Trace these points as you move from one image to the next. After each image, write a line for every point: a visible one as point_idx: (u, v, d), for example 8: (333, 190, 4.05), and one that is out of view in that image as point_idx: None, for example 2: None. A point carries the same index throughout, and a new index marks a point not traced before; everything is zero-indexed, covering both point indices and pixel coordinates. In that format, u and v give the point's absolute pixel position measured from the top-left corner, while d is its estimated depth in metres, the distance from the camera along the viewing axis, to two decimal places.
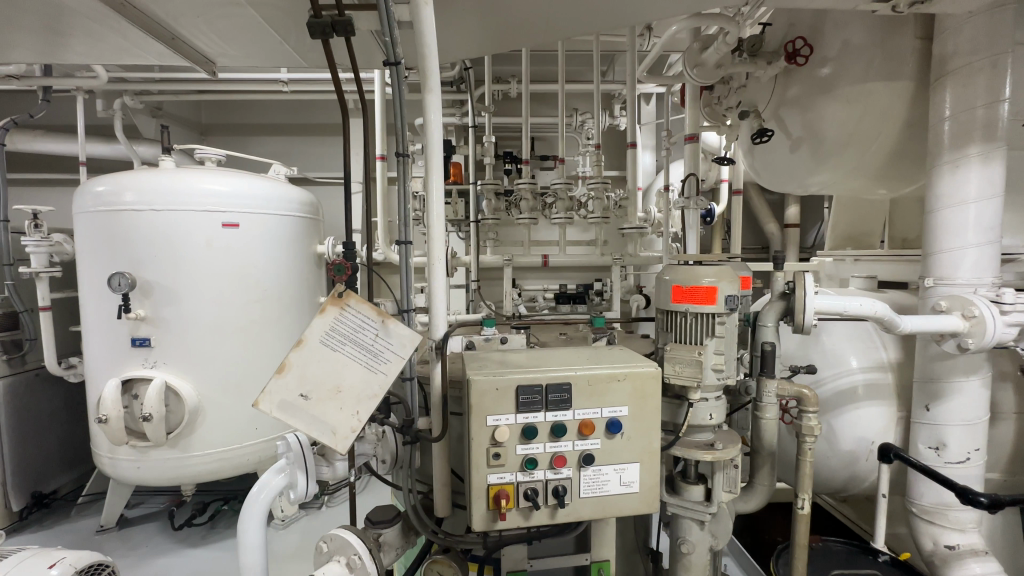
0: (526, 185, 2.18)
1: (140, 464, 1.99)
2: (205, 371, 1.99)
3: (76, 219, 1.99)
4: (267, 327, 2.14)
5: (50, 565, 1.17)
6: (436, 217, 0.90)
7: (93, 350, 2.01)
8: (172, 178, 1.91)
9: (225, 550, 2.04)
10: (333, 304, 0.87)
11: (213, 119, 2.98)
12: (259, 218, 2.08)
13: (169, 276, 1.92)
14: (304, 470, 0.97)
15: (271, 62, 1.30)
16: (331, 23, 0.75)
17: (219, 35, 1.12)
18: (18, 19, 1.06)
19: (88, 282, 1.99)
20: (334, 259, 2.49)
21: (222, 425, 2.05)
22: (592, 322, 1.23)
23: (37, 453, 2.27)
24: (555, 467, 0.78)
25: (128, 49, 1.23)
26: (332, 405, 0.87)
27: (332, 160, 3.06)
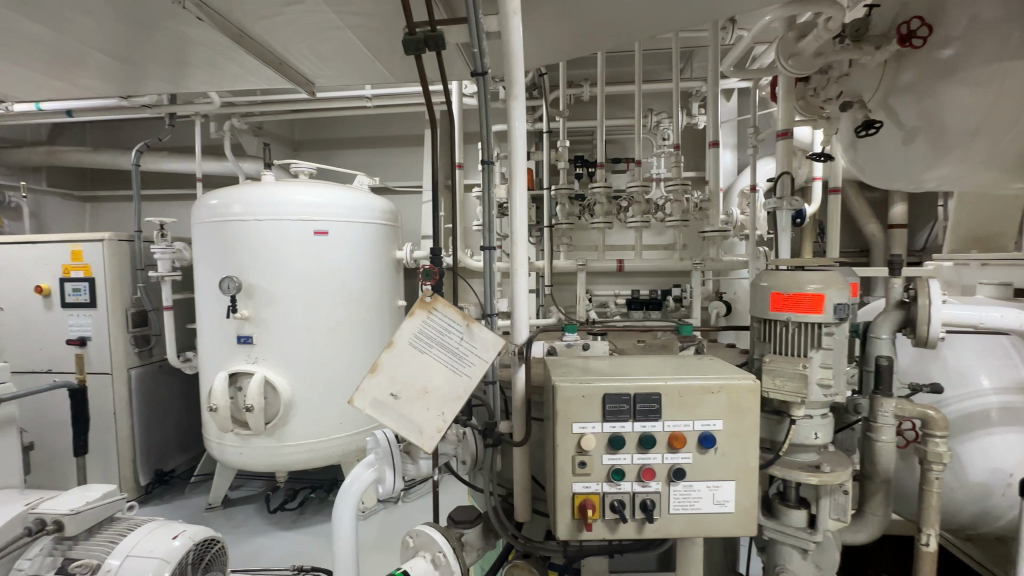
0: (600, 190, 2.14)
1: (242, 450, 2.19)
2: (298, 367, 2.16)
3: (194, 228, 2.24)
4: (352, 328, 2.28)
5: (174, 536, 1.32)
6: (519, 223, 0.91)
7: (206, 345, 2.25)
8: (272, 191, 2.10)
9: (314, 535, 2.19)
10: (421, 308, 0.90)
11: (306, 135, 3.24)
12: (346, 225, 2.23)
13: (269, 280, 2.11)
14: (392, 466, 1.01)
15: (362, 80, 1.39)
16: (424, 39, 0.79)
17: (320, 58, 1.22)
18: (152, 53, 1.21)
19: (203, 285, 2.23)
20: (411, 263, 2.59)
21: (312, 418, 2.20)
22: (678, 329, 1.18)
23: (160, 436, 2.57)
24: (643, 480, 0.75)
25: (243, 76, 1.36)
26: (420, 406, 0.90)
27: (411, 170, 3.20)
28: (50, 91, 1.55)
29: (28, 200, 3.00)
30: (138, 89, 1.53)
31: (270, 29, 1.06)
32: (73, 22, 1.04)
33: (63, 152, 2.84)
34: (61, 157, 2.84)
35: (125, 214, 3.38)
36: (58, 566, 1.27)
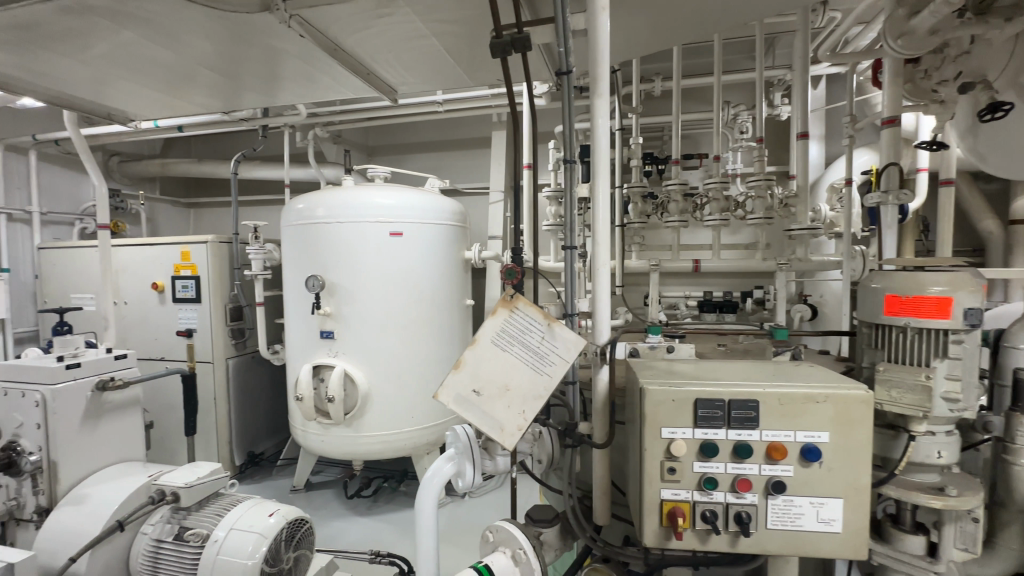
0: (675, 187, 2.07)
1: (324, 437, 2.34)
2: (374, 361, 2.27)
3: (283, 231, 2.42)
4: (423, 326, 2.36)
5: (269, 514, 1.44)
6: (601, 222, 0.90)
7: (292, 338, 2.43)
8: (352, 194, 2.23)
9: (387, 523, 2.30)
10: (503, 306, 0.92)
11: (380, 141, 3.41)
12: (419, 226, 2.31)
13: (349, 278, 2.24)
14: (471, 461, 1.04)
15: (442, 85, 1.44)
16: (511, 41, 0.80)
17: (404, 66, 1.27)
18: (255, 70, 1.32)
19: (290, 283, 2.40)
20: (479, 263, 2.64)
21: (386, 411, 2.31)
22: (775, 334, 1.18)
23: (252, 421, 2.81)
24: (737, 491, 0.72)
25: (334, 88, 1.46)
26: (501, 403, 0.92)
27: (479, 172, 3.26)
28: (169, 109, 1.73)
29: (146, 208, 3.38)
30: (242, 103, 1.68)
31: (361, 42, 1.12)
32: (193, 45, 1.16)
33: (174, 163, 3.18)
34: (172, 168, 3.18)
35: (223, 219, 3.73)
36: (175, 533, 1.42)
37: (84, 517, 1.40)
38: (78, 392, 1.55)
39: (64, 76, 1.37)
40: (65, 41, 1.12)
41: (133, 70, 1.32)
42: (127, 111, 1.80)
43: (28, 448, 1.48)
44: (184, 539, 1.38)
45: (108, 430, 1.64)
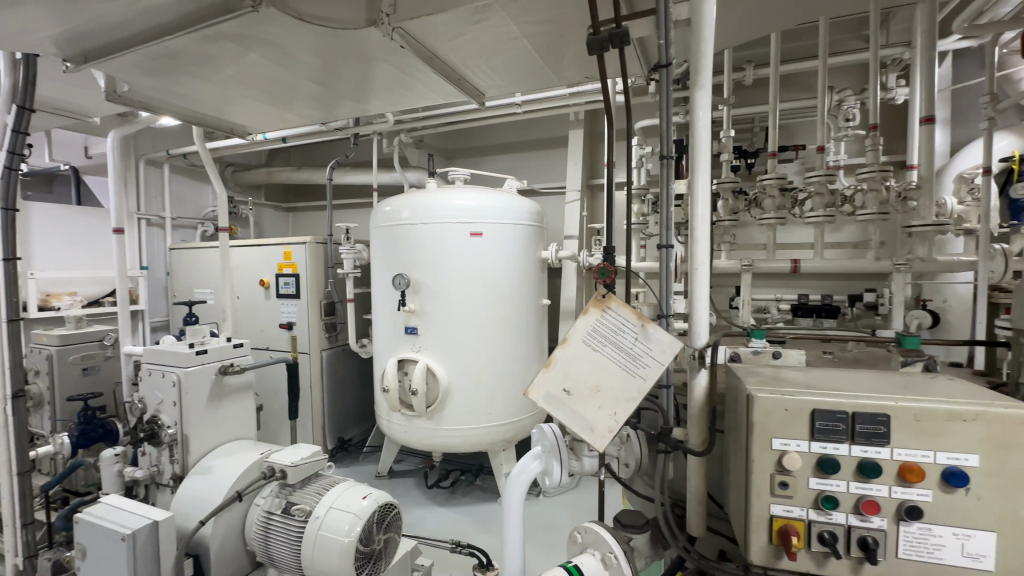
0: (772, 181, 1.93)
1: (407, 428, 2.46)
2: (454, 357, 2.35)
3: (372, 232, 2.58)
4: (501, 324, 2.40)
5: (364, 496, 1.54)
6: (700, 219, 0.87)
7: (379, 333, 2.58)
8: (436, 196, 2.32)
9: (466, 515, 2.38)
10: (595, 306, 0.91)
11: (459, 144, 3.52)
12: (499, 227, 2.36)
13: (432, 277, 2.33)
14: (559, 459, 1.04)
15: (529, 86, 1.45)
16: (608, 36, 0.79)
17: (494, 70, 1.30)
18: (358, 81, 1.42)
19: (377, 281, 2.55)
20: (556, 263, 2.63)
21: (464, 406, 2.38)
22: (904, 342, 1.09)
23: (342, 409, 3.02)
24: (862, 513, 0.65)
25: (425, 95, 1.52)
26: (593, 403, 0.91)
27: (556, 171, 3.26)
28: (279, 121, 1.91)
29: (254, 212, 3.76)
30: (342, 114, 1.82)
31: (455, 48, 1.17)
32: (305, 61, 1.27)
33: (277, 172, 3.50)
34: (276, 176, 3.50)
35: (317, 221, 4.04)
36: (283, 507, 1.55)
37: (209, 486, 1.58)
38: (205, 375, 1.76)
39: (198, 97, 1.56)
40: (201, 65, 1.27)
41: (254, 88, 1.47)
42: (244, 126, 2.01)
43: (166, 422, 1.71)
44: (291, 514, 1.52)
45: (229, 410, 1.84)
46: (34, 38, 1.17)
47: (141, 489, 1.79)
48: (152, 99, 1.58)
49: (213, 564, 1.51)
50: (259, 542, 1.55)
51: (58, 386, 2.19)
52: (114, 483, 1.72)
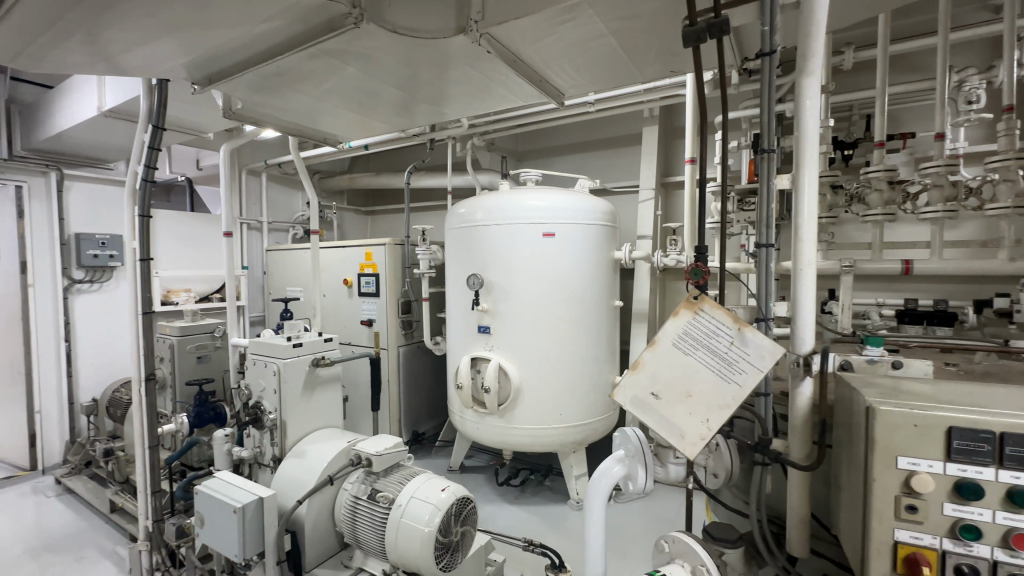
0: (878, 173, 1.75)
1: (480, 425, 2.51)
2: (526, 357, 2.37)
3: (446, 233, 2.66)
4: (573, 325, 2.39)
5: (442, 488, 1.59)
6: (807, 216, 0.81)
7: (453, 331, 2.65)
8: (510, 198, 2.35)
9: (536, 514, 2.38)
10: (687, 308, 0.88)
11: (530, 146, 3.55)
12: (571, 227, 2.35)
13: (505, 277, 2.37)
14: (643, 464, 1.01)
15: (611, 84, 1.43)
16: (706, 27, 0.75)
17: (577, 69, 1.30)
18: (443, 88, 1.47)
19: (452, 281, 2.63)
20: (629, 263, 2.57)
21: (535, 405, 2.39)
22: None
23: (417, 403, 3.16)
24: (1010, 548, 0.59)
25: (505, 98, 1.55)
26: (683, 409, 0.87)
27: (630, 170, 3.18)
28: (366, 129, 2.02)
29: (337, 216, 4.03)
30: (424, 120, 1.89)
31: (540, 49, 1.17)
32: (395, 71, 1.34)
33: (359, 177, 3.71)
34: (358, 181, 3.71)
35: (393, 224, 4.25)
36: (369, 493, 1.65)
37: (304, 469, 1.71)
38: (301, 366, 1.91)
39: (298, 110, 1.70)
40: (304, 80, 1.37)
41: (347, 99, 1.57)
42: (335, 135, 2.16)
43: (268, 408, 1.88)
44: (376, 500, 1.61)
45: (320, 399, 1.99)
46: (170, 66, 1.32)
47: (246, 467, 1.97)
48: (260, 114, 1.74)
49: (307, 541, 1.63)
50: (347, 524, 1.66)
51: (178, 372, 2.48)
52: (224, 461, 1.92)
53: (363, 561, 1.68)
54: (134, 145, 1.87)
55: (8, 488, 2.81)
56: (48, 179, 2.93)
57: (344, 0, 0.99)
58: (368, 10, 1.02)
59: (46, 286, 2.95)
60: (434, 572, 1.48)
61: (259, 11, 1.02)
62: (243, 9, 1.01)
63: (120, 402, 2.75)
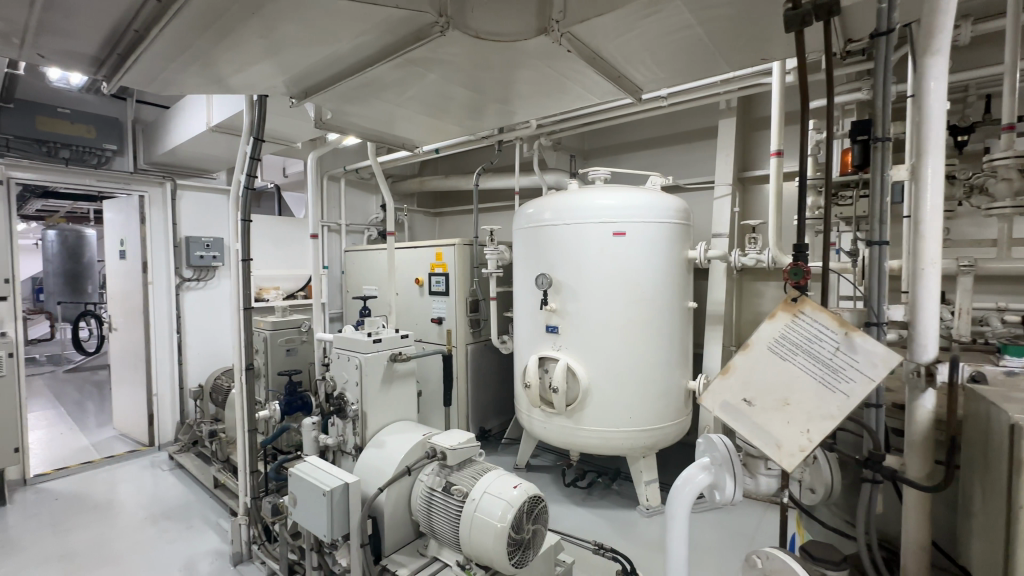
0: (1006, 160, 1.54)
1: (547, 424, 2.50)
2: (595, 357, 2.34)
3: (514, 233, 2.69)
4: (643, 326, 2.32)
5: (514, 485, 1.61)
6: (929, 209, 0.75)
7: (520, 330, 2.67)
8: (579, 197, 2.33)
9: (604, 518, 2.35)
10: (784, 311, 0.83)
11: (598, 144, 3.50)
12: (642, 225, 2.28)
13: (574, 277, 2.35)
14: (732, 473, 0.96)
15: (693, 76, 1.38)
16: (812, 9, 0.71)
17: (658, 62, 1.26)
18: (519, 90, 1.48)
19: (519, 280, 2.65)
20: (704, 263, 2.45)
21: (605, 407, 2.35)
22: None
23: (484, 400, 3.22)
24: None
25: (580, 97, 1.54)
26: (780, 417, 0.82)
27: (705, 165, 3.03)
28: (441, 133, 2.09)
29: (408, 218, 4.20)
30: (497, 121, 1.93)
31: (621, 45, 1.16)
32: (474, 76, 1.37)
33: (429, 180, 3.85)
34: (429, 184, 3.85)
35: (460, 225, 4.36)
36: (443, 485, 1.71)
37: (383, 458, 1.80)
38: (381, 360, 2.01)
39: (381, 117, 1.79)
40: (390, 89, 1.44)
41: (427, 105, 1.63)
42: (412, 140, 2.25)
43: (350, 399, 1.99)
44: (451, 492, 1.66)
45: (398, 392, 2.09)
46: (272, 84, 1.44)
47: (331, 454, 2.12)
48: (346, 123, 1.85)
49: (386, 527, 1.72)
50: (423, 514, 1.72)
51: (270, 362, 2.71)
52: (312, 447, 2.07)
53: (438, 550, 1.74)
54: (238, 156, 2.06)
55: (132, 460, 3.20)
56: (164, 188, 3.31)
57: (432, 10, 1.03)
58: (453, 18, 1.06)
59: (162, 284, 3.33)
60: (506, 567, 1.50)
61: (354, 28, 1.09)
62: (339, 26, 1.08)
63: (221, 389, 3.05)
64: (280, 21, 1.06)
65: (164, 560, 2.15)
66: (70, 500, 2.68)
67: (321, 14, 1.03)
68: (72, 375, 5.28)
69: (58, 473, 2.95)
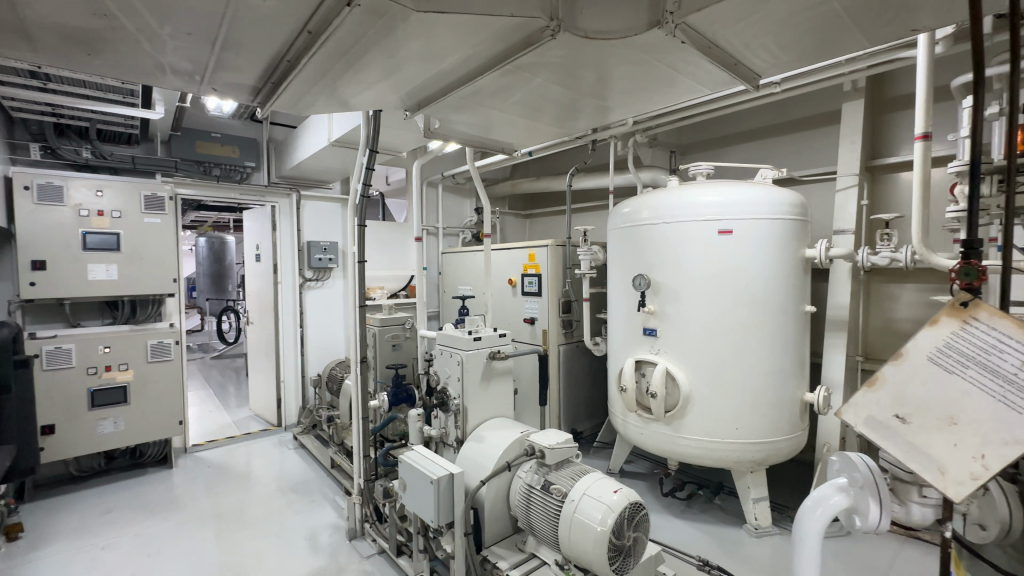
0: None
1: (643, 431, 2.42)
2: (698, 362, 2.21)
3: (609, 234, 2.64)
4: (752, 331, 2.16)
5: (615, 490, 1.57)
6: None
7: (615, 333, 2.61)
8: (679, 194, 2.23)
9: (706, 534, 2.22)
10: (951, 316, 0.74)
11: (697, 138, 3.32)
12: (752, 223, 2.12)
13: (674, 278, 2.25)
14: (876, 499, 0.84)
15: (821, 57, 1.26)
16: None
17: (781, 45, 1.18)
18: (624, 87, 1.47)
19: (615, 282, 2.59)
20: (825, 262, 2.21)
21: (708, 416, 2.21)
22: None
23: (575, 401, 3.20)
24: None
25: (689, 89, 1.47)
26: (944, 438, 0.71)
27: (825, 154, 2.74)
28: (539, 134, 2.11)
29: (500, 220, 4.31)
30: (596, 120, 1.91)
31: (741, 30, 1.10)
32: (578, 76, 1.38)
33: (521, 183, 3.92)
34: (521, 186, 3.91)
35: (551, 226, 4.38)
36: (542, 484, 1.72)
37: (484, 453, 1.86)
38: (481, 358, 2.08)
39: (483, 123, 1.86)
40: (496, 95, 1.50)
41: (530, 108, 1.67)
42: (510, 143, 2.30)
43: (452, 393, 2.09)
44: (550, 491, 1.66)
45: (496, 389, 2.15)
46: (390, 100, 1.56)
47: (434, 444, 2.24)
48: (451, 131, 1.95)
49: (487, 520, 1.78)
50: (522, 510, 1.76)
51: (379, 356, 2.94)
52: (417, 437, 2.20)
53: (536, 547, 1.76)
54: (355, 168, 2.25)
55: (264, 438, 3.66)
56: (291, 199, 3.74)
57: (544, 15, 1.05)
58: (565, 21, 1.07)
59: (288, 284, 3.76)
60: (607, 571, 1.48)
61: (469, 40, 1.15)
62: (457, 40, 1.14)
63: (336, 378, 3.37)
64: (406, 42, 1.15)
65: (293, 528, 2.43)
66: (219, 469, 3.12)
67: (442, 31, 1.10)
68: (217, 361, 6.17)
69: (209, 445, 3.46)
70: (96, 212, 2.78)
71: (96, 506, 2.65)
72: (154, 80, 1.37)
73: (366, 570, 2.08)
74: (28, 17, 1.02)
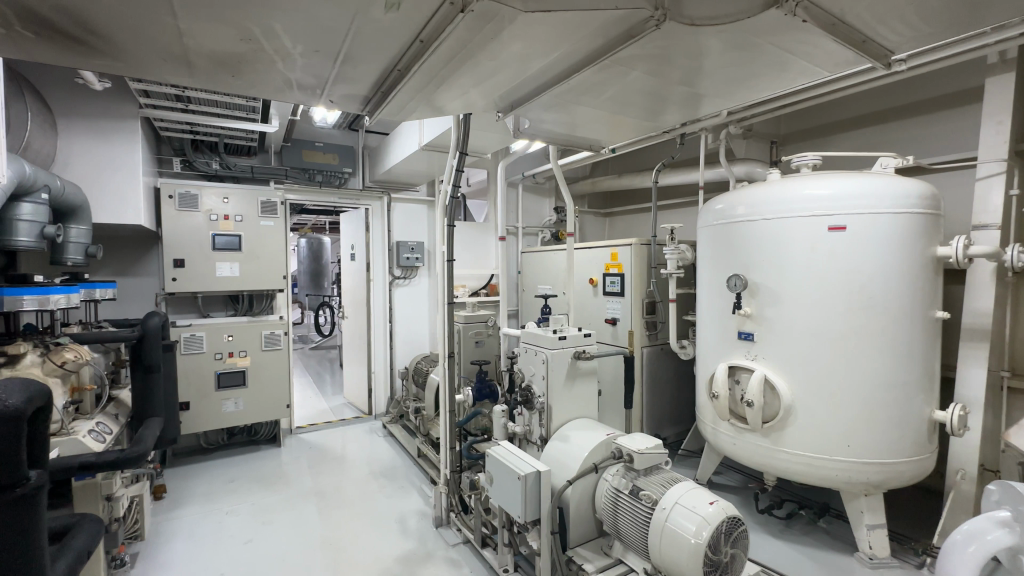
0: None
1: (736, 441, 2.27)
2: (802, 370, 2.03)
3: (700, 232, 2.50)
4: (869, 339, 1.94)
5: (710, 502, 1.49)
6: None
7: (705, 336, 2.47)
8: (782, 187, 2.06)
9: (811, 559, 2.03)
10: None
11: (800, 126, 3.06)
12: (869, 218, 1.91)
13: (775, 279, 2.09)
14: None
15: (972, 26, 1.11)
16: None
17: (922, 17, 1.05)
18: (729, 76, 1.39)
19: (706, 282, 2.45)
20: (962, 262, 1.93)
21: (814, 431, 2.02)
22: None
23: (660, 406, 3.08)
24: None
25: (803, 73, 1.36)
26: None
27: (961, 138, 2.39)
28: (628, 130, 2.06)
29: (579, 219, 4.27)
30: (693, 112, 1.82)
31: (875, 3, 1.00)
32: (680, 66, 1.33)
33: (602, 180, 3.84)
34: (602, 184, 3.84)
35: (633, 224, 4.26)
36: (631, 489, 1.67)
37: (569, 452, 1.85)
38: (566, 357, 2.07)
39: (574, 121, 1.85)
40: (590, 92, 1.49)
41: (624, 102, 1.63)
42: (597, 140, 2.27)
43: (537, 392, 2.10)
44: (639, 497, 1.62)
45: (580, 389, 2.13)
46: (483, 103, 1.60)
47: (517, 441, 2.27)
48: (539, 131, 1.97)
49: (572, 521, 1.76)
50: (608, 513, 1.72)
51: (462, 352, 3.03)
52: (501, 432, 2.24)
53: (623, 553, 1.71)
54: (445, 170, 2.33)
55: (356, 424, 3.93)
56: (382, 202, 3.98)
57: (649, 5, 1.02)
58: (670, 9, 1.03)
59: (380, 281, 4.02)
60: None
61: (568, 37, 1.14)
62: (557, 38, 1.14)
63: (421, 372, 3.53)
64: (506, 44, 1.17)
65: (385, 510, 2.59)
66: (318, 450, 3.40)
67: (543, 30, 1.10)
68: (315, 351, 6.75)
69: (311, 428, 3.79)
70: (223, 217, 3.15)
71: (221, 475, 3.00)
72: (281, 96, 1.52)
73: (453, 557, 2.15)
74: (190, 46, 1.18)
